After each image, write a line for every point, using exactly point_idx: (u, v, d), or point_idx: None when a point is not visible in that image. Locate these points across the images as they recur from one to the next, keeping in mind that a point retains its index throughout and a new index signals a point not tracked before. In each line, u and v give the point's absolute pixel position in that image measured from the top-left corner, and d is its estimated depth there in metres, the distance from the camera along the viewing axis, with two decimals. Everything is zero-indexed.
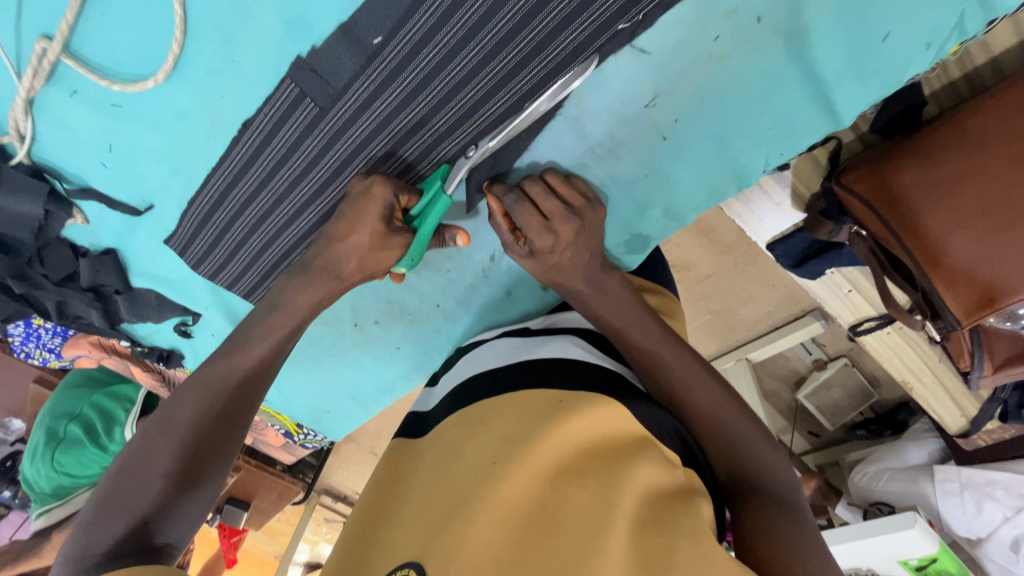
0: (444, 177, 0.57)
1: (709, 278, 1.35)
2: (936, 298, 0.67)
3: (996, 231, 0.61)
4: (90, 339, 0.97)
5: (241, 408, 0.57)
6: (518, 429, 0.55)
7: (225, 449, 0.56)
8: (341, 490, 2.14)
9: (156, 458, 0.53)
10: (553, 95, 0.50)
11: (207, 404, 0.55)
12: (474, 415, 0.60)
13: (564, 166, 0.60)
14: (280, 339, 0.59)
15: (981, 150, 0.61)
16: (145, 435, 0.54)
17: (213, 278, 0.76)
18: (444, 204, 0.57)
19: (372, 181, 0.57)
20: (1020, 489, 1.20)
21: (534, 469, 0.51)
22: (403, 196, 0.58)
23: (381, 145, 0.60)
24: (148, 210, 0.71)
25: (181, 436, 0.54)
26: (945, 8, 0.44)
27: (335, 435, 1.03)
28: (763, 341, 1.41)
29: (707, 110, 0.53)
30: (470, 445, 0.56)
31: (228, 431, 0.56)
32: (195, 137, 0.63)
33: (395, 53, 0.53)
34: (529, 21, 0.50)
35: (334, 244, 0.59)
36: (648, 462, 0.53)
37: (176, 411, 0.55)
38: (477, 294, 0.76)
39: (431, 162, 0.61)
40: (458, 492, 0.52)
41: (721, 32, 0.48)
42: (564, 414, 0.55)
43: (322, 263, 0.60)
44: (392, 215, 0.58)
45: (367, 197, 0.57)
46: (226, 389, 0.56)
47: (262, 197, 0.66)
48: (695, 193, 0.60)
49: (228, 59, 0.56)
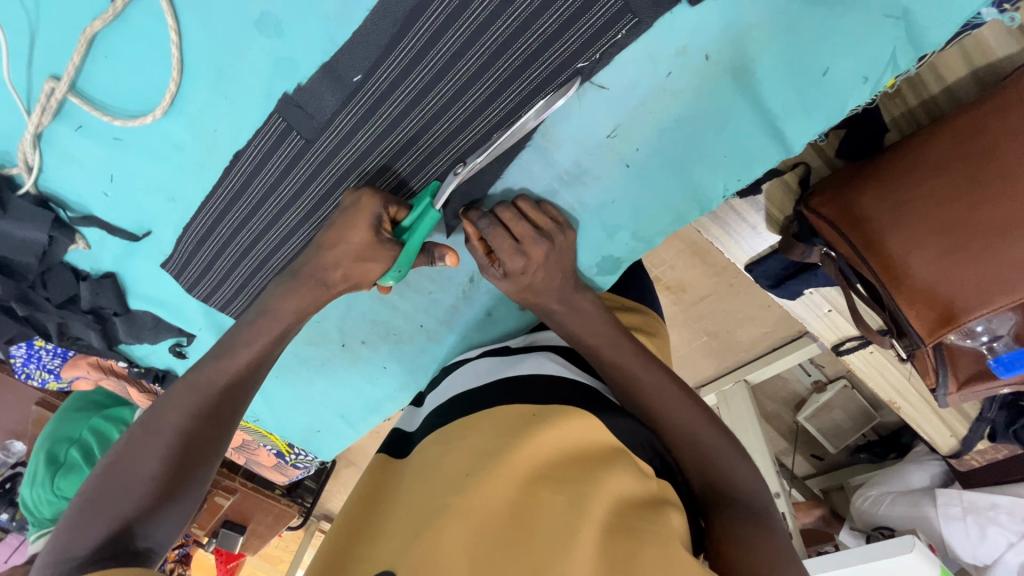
0: (433, 194, 0.61)
1: (705, 300, 1.37)
2: (901, 317, 0.69)
3: (953, 252, 0.63)
4: (89, 359, 1.00)
5: (228, 411, 0.59)
6: (492, 443, 0.56)
7: (209, 453, 0.58)
8: None
9: (143, 460, 0.55)
10: (539, 113, 0.54)
11: (195, 407, 0.57)
12: (451, 432, 0.62)
13: (535, 193, 0.64)
14: (267, 344, 0.61)
15: (934, 174, 0.63)
16: (132, 436, 0.56)
17: (207, 300, 0.80)
18: (432, 218, 0.61)
19: (361, 195, 0.60)
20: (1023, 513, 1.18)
21: (507, 478, 0.52)
22: (393, 208, 0.61)
23: (378, 159, 0.63)
24: (145, 236, 0.75)
25: (168, 438, 0.56)
26: (877, 45, 0.48)
27: (325, 455, 1.04)
28: (760, 363, 1.42)
29: (664, 139, 0.57)
30: (446, 460, 0.57)
31: (215, 435, 0.58)
32: (190, 167, 0.67)
33: (373, 90, 0.57)
34: (496, 59, 0.54)
35: (323, 252, 0.61)
36: (618, 472, 0.54)
37: (163, 414, 0.57)
38: (458, 314, 0.79)
39: (423, 178, 0.64)
40: (431, 503, 0.53)
41: (671, 70, 0.53)
42: (536, 428, 0.56)
43: (310, 270, 0.61)
44: (381, 226, 0.60)
45: (357, 209, 0.59)
46: (213, 394, 0.58)
47: (253, 222, 0.70)
48: (660, 217, 0.64)
49: (221, 96, 0.60)
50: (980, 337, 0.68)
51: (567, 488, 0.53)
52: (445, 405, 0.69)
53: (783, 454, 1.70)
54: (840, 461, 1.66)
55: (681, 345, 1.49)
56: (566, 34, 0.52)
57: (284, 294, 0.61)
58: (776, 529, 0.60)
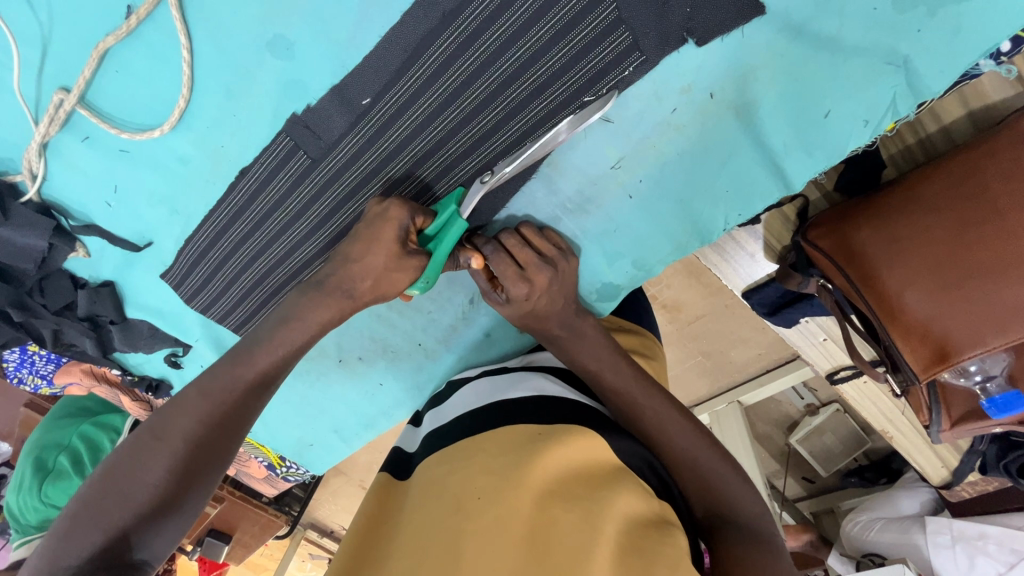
0: (459, 200, 0.61)
1: (700, 320, 1.38)
2: (896, 351, 0.70)
3: (948, 290, 0.63)
4: (82, 366, 0.99)
5: (240, 418, 0.57)
6: (500, 463, 0.57)
7: (215, 464, 0.56)
8: (327, 524, 2.12)
9: (149, 466, 0.53)
10: (571, 126, 0.51)
11: (207, 414, 0.55)
12: (455, 452, 0.62)
13: (538, 220, 0.65)
14: (285, 355, 0.60)
15: (927, 215, 0.64)
16: (138, 440, 0.54)
17: (206, 311, 0.80)
18: (460, 227, 0.60)
19: (389, 205, 0.59)
20: (1012, 544, 1.18)
21: (518, 500, 0.53)
22: (419, 218, 0.60)
23: (399, 166, 0.62)
24: (147, 246, 0.75)
25: (177, 445, 0.54)
26: (878, 91, 0.49)
27: (317, 469, 1.03)
28: (754, 384, 1.42)
29: (667, 172, 0.58)
30: (453, 480, 0.58)
31: (225, 443, 0.57)
32: (195, 181, 0.67)
33: (382, 113, 0.58)
34: (505, 88, 0.55)
35: (349, 264, 0.60)
36: (622, 491, 0.55)
37: (173, 419, 0.55)
38: (457, 334, 0.79)
39: (448, 182, 0.63)
40: (440, 526, 0.53)
41: (677, 106, 0.54)
42: (545, 446, 0.57)
43: (337, 282, 0.60)
44: (407, 237, 0.60)
45: (384, 219, 0.59)
46: (226, 401, 0.56)
47: (255, 237, 0.70)
48: (660, 247, 0.64)
49: (230, 113, 0.61)
50: (973, 376, 0.67)
51: (574, 507, 0.53)
52: (446, 425, 0.69)
53: (774, 476, 1.70)
54: (831, 484, 1.67)
55: (675, 365, 1.49)
56: (575, 67, 0.53)
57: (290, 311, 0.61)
58: (777, 554, 0.59)
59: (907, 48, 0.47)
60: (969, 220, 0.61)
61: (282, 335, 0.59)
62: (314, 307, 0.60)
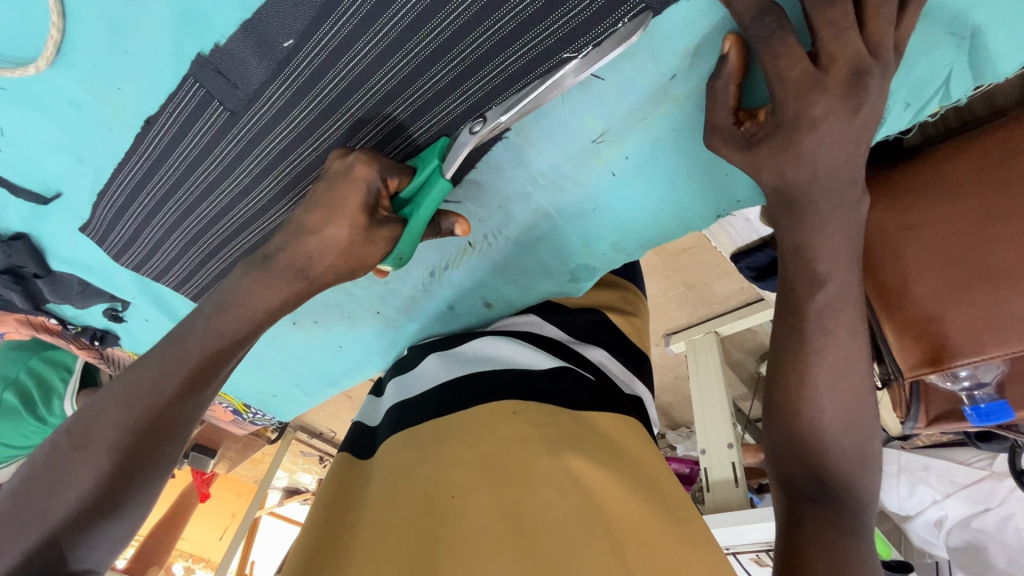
0: (443, 153, 0.50)
1: (686, 252, 1.31)
2: (885, 344, 0.62)
3: (957, 287, 0.56)
4: (18, 315, 0.91)
5: (174, 424, 0.51)
6: (473, 455, 0.53)
7: (155, 466, 0.50)
8: (317, 426, 2.16)
9: (71, 478, 0.47)
10: (578, 69, 0.42)
11: (133, 419, 0.49)
12: (424, 436, 0.58)
13: (504, 192, 0.56)
14: (221, 342, 0.52)
15: (943, 202, 0.56)
16: (55, 450, 0.48)
17: (138, 270, 0.71)
18: (443, 188, 0.50)
19: (354, 160, 0.50)
20: (950, 476, 1.30)
21: (493, 497, 0.49)
22: (393, 178, 0.51)
23: (338, 125, 0.52)
24: (55, 198, 0.65)
25: (103, 455, 0.48)
26: (933, 65, 0.42)
27: (283, 415, 1.00)
28: (732, 316, 1.41)
29: (657, 153, 0.50)
30: (423, 470, 0.54)
31: (159, 448, 0.50)
32: (93, 128, 0.56)
33: (310, 58, 0.48)
34: (462, 37, 0.45)
35: (317, 246, 0.53)
36: (605, 472, 0.51)
37: (95, 425, 0.49)
38: (419, 304, 0.72)
39: (403, 142, 0.53)
40: (413, 524, 0.49)
41: (675, 72, 0.45)
42: (520, 432, 0.54)
43: (272, 257, 0.53)
44: (378, 202, 0.51)
45: (333, 181, 0.50)
46: (156, 404, 0.50)
47: (178, 196, 0.61)
48: (642, 229, 0.57)
49: (120, 49, 0.49)
50: (962, 381, 0.65)
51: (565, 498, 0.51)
52: (416, 398, 0.64)
53: (743, 399, 1.76)
54: None
55: (656, 295, 1.45)
56: (551, 14, 0.43)
57: (241, 290, 0.53)
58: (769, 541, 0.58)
59: (979, 17, 0.39)
60: (1003, 210, 0.53)
61: (235, 304, 0.53)
62: (279, 299, 0.54)
